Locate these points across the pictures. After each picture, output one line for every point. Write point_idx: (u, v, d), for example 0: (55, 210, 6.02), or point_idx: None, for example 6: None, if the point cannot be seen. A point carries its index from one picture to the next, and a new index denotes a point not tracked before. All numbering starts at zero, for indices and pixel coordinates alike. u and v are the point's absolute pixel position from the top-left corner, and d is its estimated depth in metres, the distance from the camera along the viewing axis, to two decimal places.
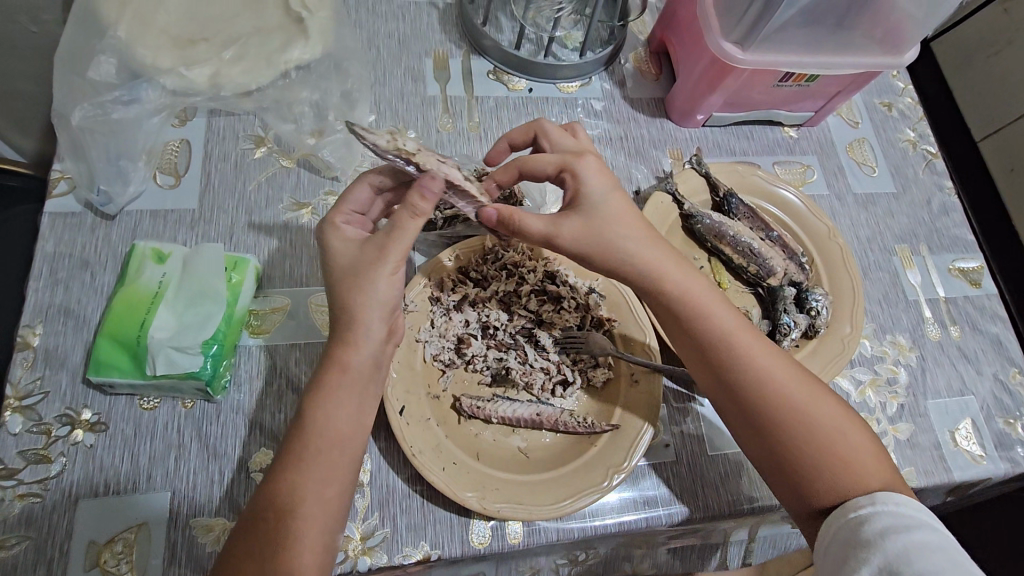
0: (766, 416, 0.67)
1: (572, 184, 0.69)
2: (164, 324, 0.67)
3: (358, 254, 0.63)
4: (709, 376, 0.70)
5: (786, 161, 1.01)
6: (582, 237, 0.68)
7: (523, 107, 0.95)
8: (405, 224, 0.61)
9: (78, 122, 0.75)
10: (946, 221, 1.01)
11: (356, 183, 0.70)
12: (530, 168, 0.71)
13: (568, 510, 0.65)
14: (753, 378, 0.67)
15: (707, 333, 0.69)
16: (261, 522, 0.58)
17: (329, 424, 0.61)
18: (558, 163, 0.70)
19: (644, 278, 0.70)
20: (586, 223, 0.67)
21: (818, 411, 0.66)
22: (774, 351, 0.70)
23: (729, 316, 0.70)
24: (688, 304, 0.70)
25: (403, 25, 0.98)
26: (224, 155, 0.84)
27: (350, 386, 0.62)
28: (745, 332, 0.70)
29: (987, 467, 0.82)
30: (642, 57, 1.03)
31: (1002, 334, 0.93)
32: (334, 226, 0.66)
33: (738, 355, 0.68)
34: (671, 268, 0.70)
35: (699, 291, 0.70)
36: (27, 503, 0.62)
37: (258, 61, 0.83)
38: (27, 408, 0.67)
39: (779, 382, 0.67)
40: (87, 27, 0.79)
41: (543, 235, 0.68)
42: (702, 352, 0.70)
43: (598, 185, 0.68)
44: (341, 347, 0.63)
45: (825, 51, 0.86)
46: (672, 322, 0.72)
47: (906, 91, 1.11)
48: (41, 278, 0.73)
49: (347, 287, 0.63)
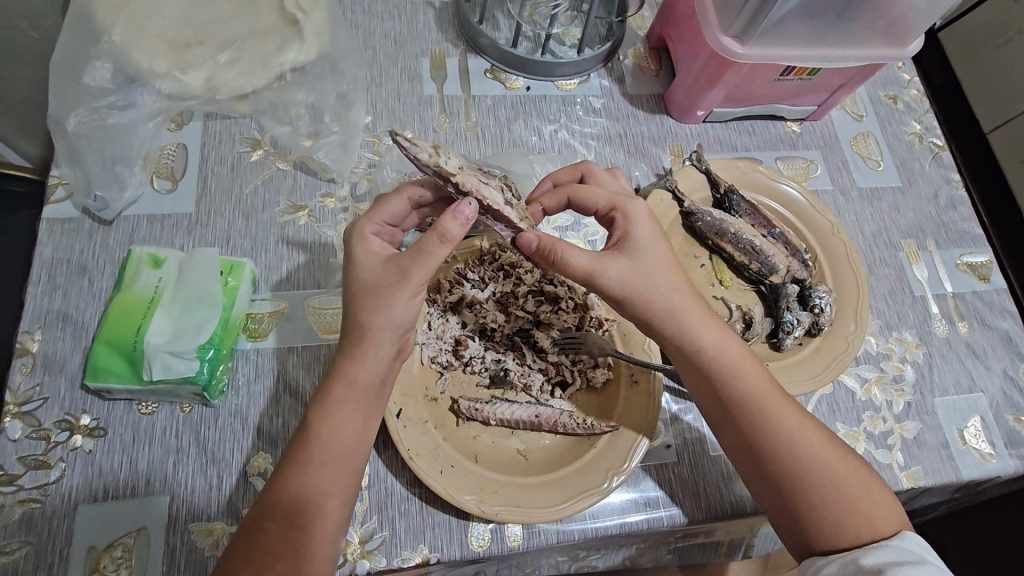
0: (787, 477, 0.64)
1: (622, 226, 0.69)
2: (161, 329, 0.67)
3: (377, 270, 0.62)
4: (730, 432, 0.68)
5: (789, 157, 0.99)
6: (626, 277, 0.66)
7: (521, 106, 0.95)
8: (432, 251, 0.59)
9: (73, 128, 0.77)
10: (953, 216, 1.00)
11: (395, 195, 0.68)
12: (581, 200, 0.73)
13: (567, 513, 0.65)
14: (778, 438, 0.65)
15: (733, 390, 0.67)
16: (261, 530, 0.58)
17: (330, 437, 0.60)
18: (609, 202, 0.70)
19: (671, 327, 0.67)
20: (628, 265, 0.66)
21: (841, 474, 0.65)
22: (800, 411, 0.68)
23: (756, 373, 0.68)
24: (713, 360, 0.67)
25: (400, 25, 0.97)
26: (220, 158, 0.84)
27: (355, 399, 0.62)
28: (772, 390, 0.67)
29: (996, 466, 0.81)
30: (641, 53, 1.02)
31: (1012, 330, 0.91)
32: (362, 238, 0.64)
33: (764, 414, 0.66)
34: (698, 321, 0.67)
35: (726, 346, 0.68)
36: (27, 509, 0.63)
37: (254, 64, 0.84)
38: (26, 414, 0.67)
39: (805, 444, 0.65)
40: (83, 34, 0.80)
41: (586, 270, 0.65)
42: (725, 408, 0.67)
43: (645, 231, 0.68)
44: (346, 359, 0.62)
45: (827, 44, 0.85)
46: (694, 375, 0.69)
47: (911, 83, 1.09)
48: (39, 283, 0.73)
49: (364, 304, 0.61)
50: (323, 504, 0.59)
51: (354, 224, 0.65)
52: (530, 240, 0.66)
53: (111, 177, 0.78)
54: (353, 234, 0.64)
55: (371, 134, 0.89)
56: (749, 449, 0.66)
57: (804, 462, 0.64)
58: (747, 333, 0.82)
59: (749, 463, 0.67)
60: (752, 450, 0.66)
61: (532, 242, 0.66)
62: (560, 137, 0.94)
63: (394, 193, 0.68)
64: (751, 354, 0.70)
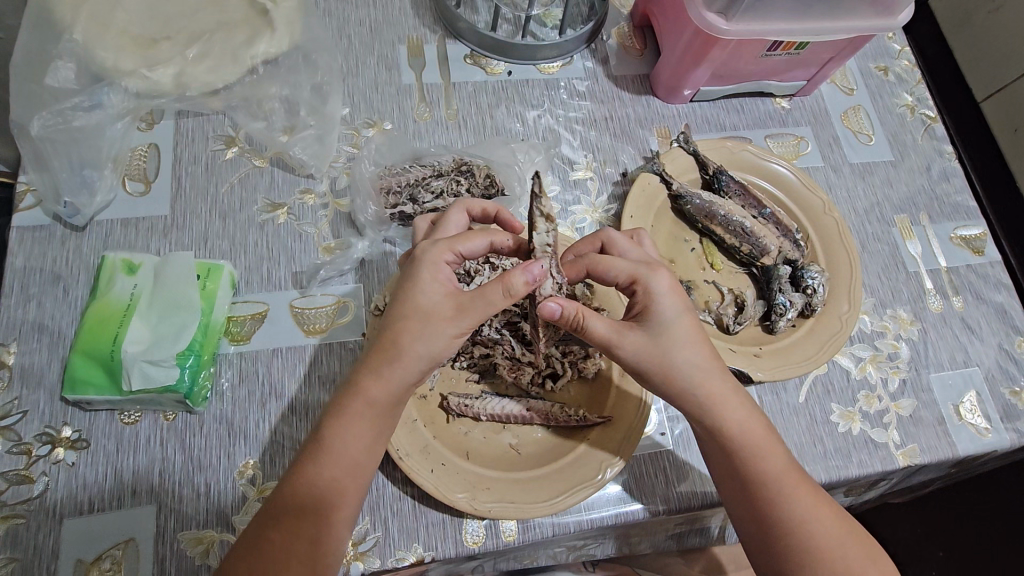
0: (796, 553, 0.63)
1: (642, 299, 0.65)
2: (138, 337, 0.65)
3: (439, 299, 0.60)
4: (742, 508, 0.66)
5: (779, 134, 0.97)
6: (644, 353, 0.64)
7: (503, 91, 0.92)
8: (492, 297, 0.59)
9: (39, 132, 0.74)
10: (946, 188, 0.98)
11: (453, 209, 0.71)
12: (599, 272, 0.67)
13: (562, 506, 0.64)
14: (792, 521, 0.63)
15: (753, 468, 0.65)
16: (265, 541, 0.57)
17: (342, 448, 0.59)
18: (630, 274, 0.66)
19: (695, 404, 0.65)
20: (649, 342, 0.64)
21: (853, 558, 0.63)
22: (810, 483, 0.66)
23: (778, 451, 0.66)
24: (735, 441, 0.65)
25: (375, 12, 0.94)
26: (194, 157, 0.81)
27: (370, 417, 0.60)
28: (792, 472, 0.65)
29: (992, 440, 0.80)
30: (626, 32, 0.99)
31: (1007, 302, 0.90)
32: (433, 263, 0.62)
33: (781, 492, 0.64)
34: (726, 399, 0.65)
35: (750, 425, 0.66)
36: (11, 525, 0.61)
37: (224, 58, 0.82)
38: (6, 429, 0.66)
39: (820, 526, 0.63)
40: (44, 32, 0.77)
41: (604, 340, 0.64)
42: (741, 483, 0.65)
43: (670, 307, 0.65)
44: (366, 375, 0.60)
45: (814, 16, 0.82)
46: (716, 450, 0.67)
47: (902, 54, 1.07)
48: (14, 294, 0.72)
49: (409, 326, 0.59)
50: (336, 496, 0.59)
51: (433, 246, 0.63)
52: (554, 308, 0.63)
53: (80, 181, 0.75)
54: (421, 255, 0.62)
55: (349, 127, 0.87)
56: (761, 526, 0.65)
57: (816, 543, 0.63)
58: (739, 317, 0.80)
59: (758, 534, 0.65)
60: (763, 523, 0.64)
61: (557, 310, 0.63)
62: (545, 122, 0.91)
63: (480, 231, 0.66)
64: (774, 431, 0.67)
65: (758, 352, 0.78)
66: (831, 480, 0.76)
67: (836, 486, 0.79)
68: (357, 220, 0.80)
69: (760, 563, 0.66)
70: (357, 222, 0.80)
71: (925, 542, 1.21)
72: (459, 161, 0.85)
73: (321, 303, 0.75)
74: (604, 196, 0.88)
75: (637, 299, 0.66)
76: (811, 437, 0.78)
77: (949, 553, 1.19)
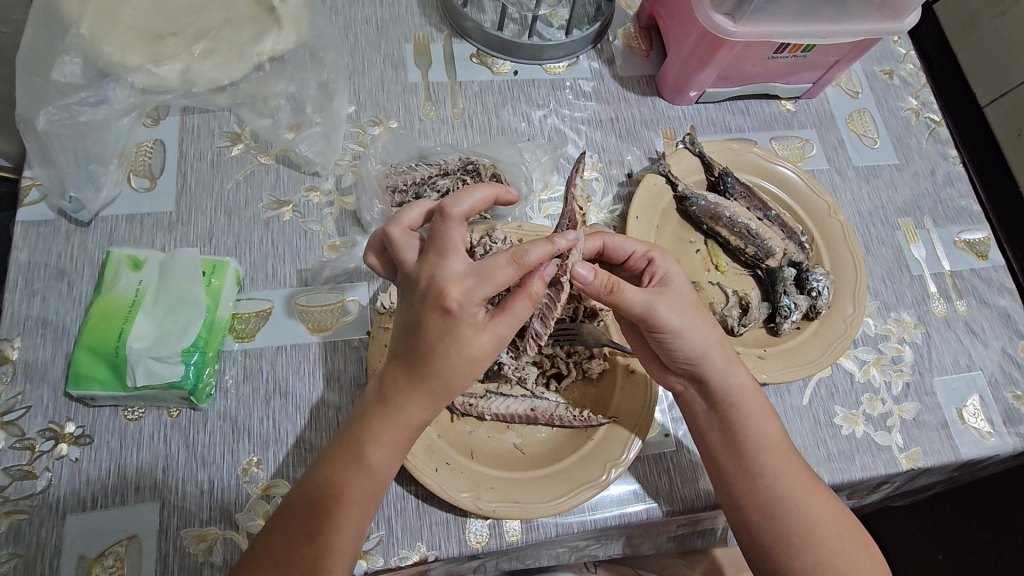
0: (795, 533, 0.64)
1: (659, 267, 0.68)
2: (142, 333, 0.65)
3: (485, 343, 0.56)
4: (740, 487, 0.66)
5: (784, 137, 0.97)
6: (679, 311, 0.64)
7: (509, 91, 0.92)
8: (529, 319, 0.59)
9: (44, 126, 0.74)
10: (951, 192, 0.98)
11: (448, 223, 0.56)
12: (615, 246, 0.69)
13: (568, 506, 0.64)
14: (791, 495, 0.65)
15: (754, 440, 0.66)
16: (282, 551, 0.57)
17: (372, 471, 0.59)
18: (645, 246, 0.68)
19: (715, 366, 0.66)
20: (677, 300, 0.65)
21: (846, 537, 0.64)
22: (804, 466, 0.67)
23: (776, 430, 0.67)
24: (738, 414, 0.66)
25: (381, 9, 0.94)
26: (200, 154, 0.81)
27: (404, 444, 0.59)
28: (788, 448, 0.67)
29: (995, 444, 0.80)
30: (631, 33, 0.99)
31: (1011, 307, 0.90)
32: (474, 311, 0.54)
33: (781, 470, 0.65)
34: (735, 366, 0.68)
35: (753, 402, 0.67)
36: (13, 521, 0.61)
37: (230, 54, 0.82)
38: (9, 423, 0.65)
39: (819, 501, 0.65)
40: (48, 25, 0.76)
41: (643, 304, 0.63)
42: (744, 461, 0.66)
43: (681, 276, 0.68)
44: (400, 404, 0.57)
45: (823, 19, 0.82)
46: (716, 424, 0.68)
47: (908, 57, 1.07)
48: (17, 289, 0.71)
49: (460, 375, 0.57)
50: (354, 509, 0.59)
51: (471, 298, 0.53)
52: (587, 273, 0.63)
53: (86, 177, 0.75)
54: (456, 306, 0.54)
55: (355, 124, 0.87)
56: (761, 505, 0.65)
57: (814, 520, 0.64)
58: (744, 317, 0.80)
59: (756, 517, 0.65)
60: (762, 504, 0.65)
61: (591, 274, 0.63)
62: (551, 122, 0.91)
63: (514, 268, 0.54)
64: (772, 412, 0.69)
65: (762, 355, 0.77)
66: (835, 483, 0.76)
67: (838, 489, 0.79)
68: (362, 217, 0.80)
69: (755, 549, 0.66)
70: (362, 220, 0.80)
71: (926, 545, 1.21)
72: (464, 160, 0.84)
73: (326, 300, 0.75)
74: (610, 196, 0.88)
75: (655, 267, 0.68)
76: (814, 440, 0.78)
77: (948, 557, 1.19)
